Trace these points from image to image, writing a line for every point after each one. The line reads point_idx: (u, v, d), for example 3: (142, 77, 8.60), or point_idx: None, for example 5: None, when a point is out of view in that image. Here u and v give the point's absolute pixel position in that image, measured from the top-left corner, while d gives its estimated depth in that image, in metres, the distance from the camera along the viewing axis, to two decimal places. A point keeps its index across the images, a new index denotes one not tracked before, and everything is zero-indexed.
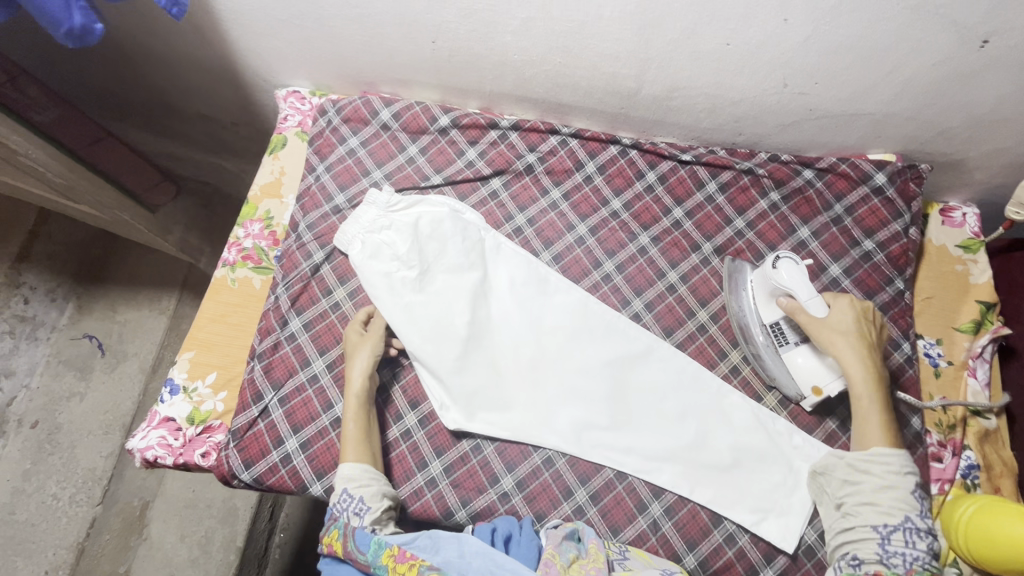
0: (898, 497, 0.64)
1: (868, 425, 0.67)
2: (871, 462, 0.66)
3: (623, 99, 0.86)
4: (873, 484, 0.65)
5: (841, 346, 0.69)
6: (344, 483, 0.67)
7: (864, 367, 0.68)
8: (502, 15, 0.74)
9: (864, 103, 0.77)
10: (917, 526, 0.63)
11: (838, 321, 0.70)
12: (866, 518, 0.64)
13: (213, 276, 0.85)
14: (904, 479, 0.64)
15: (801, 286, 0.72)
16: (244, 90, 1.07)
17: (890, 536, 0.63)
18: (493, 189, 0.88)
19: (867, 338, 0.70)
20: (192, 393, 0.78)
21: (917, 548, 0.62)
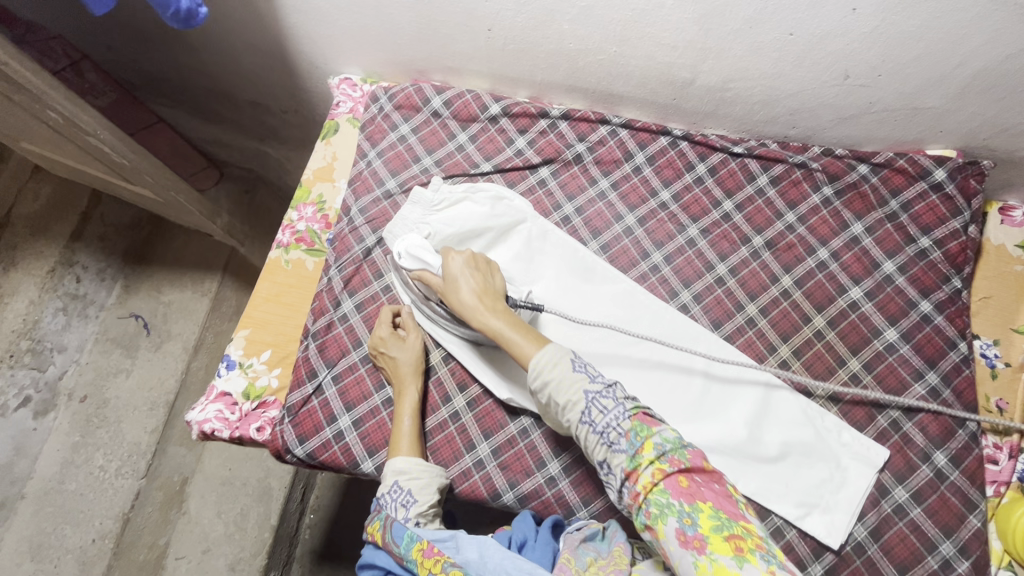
0: (570, 385, 0.60)
1: (514, 346, 0.64)
2: (538, 370, 0.61)
3: (676, 89, 0.85)
4: (553, 385, 0.61)
5: (459, 300, 0.69)
6: (395, 476, 0.69)
7: (491, 313, 0.68)
8: (561, 3, 0.74)
9: (928, 96, 0.76)
10: (597, 392, 0.59)
11: (450, 281, 0.71)
12: (574, 419, 0.60)
13: (268, 257, 0.88)
14: (564, 365, 0.61)
15: (431, 260, 0.74)
16: (294, 78, 1.09)
17: (591, 419, 0.59)
18: (542, 178, 0.89)
19: (483, 283, 0.70)
20: (247, 369, 0.81)
21: (609, 409, 0.58)
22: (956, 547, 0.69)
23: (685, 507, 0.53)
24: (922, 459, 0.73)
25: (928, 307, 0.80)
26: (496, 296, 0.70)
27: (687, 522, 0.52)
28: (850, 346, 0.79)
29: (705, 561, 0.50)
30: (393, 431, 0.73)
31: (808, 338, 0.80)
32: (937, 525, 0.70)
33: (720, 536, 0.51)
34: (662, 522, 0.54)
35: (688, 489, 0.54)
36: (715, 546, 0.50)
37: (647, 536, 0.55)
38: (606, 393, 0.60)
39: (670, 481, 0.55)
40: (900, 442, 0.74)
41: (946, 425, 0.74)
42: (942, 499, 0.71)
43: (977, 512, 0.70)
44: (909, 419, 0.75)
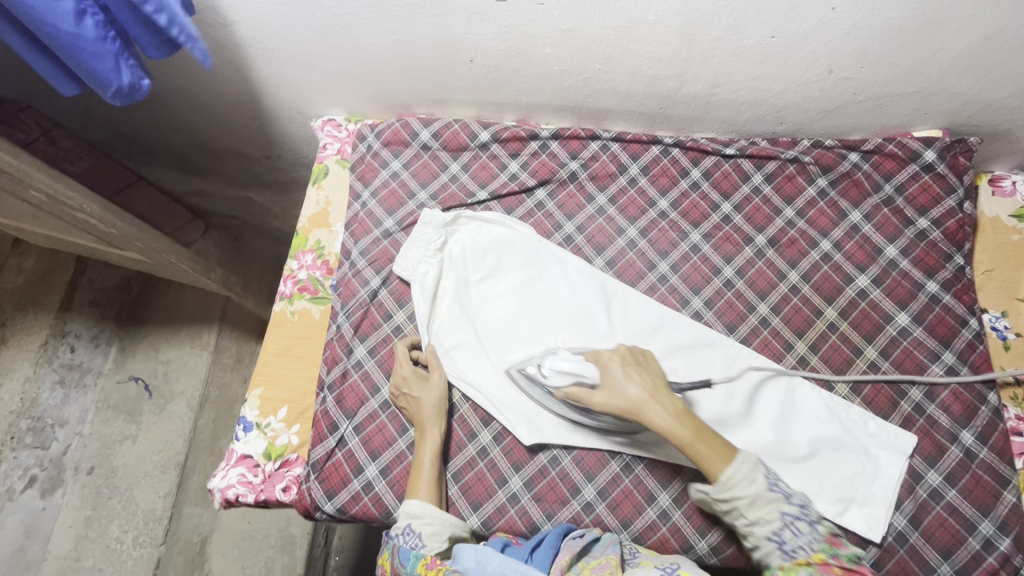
0: (766, 503, 0.62)
1: (702, 458, 0.63)
2: (728, 487, 0.62)
3: (663, 99, 0.86)
4: (745, 502, 0.62)
5: (624, 402, 0.66)
6: (409, 518, 0.68)
7: (669, 412, 0.65)
8: (543, 28, 0.74)
9: (911, 82, 0.77)
10: (794, 513, 0.61)
11: (611, 384, 0.68)
12: (762, 534, 0.61)
13: (273, 310, 0.86)
14: (760, 482, 0.62)
15: (581, 365, 0.70)
16: (275, 125, 1.08)
17: (784, 539, 0.60)
18: (539, 200, 0.89)
19: (646, 378, 0.68)
20: (266, 429, 0.79)
21: (804, 532, 0.60)
22: (995, 526, 0.69)
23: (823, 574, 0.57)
24: (950, 440, 0.73)
25: (935, 287, 0.81)
26: (670, 394, 0.67)
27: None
28: (864, 335, 0.80)
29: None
30: (412, 473, 0.72)
31: (822, 331, 0.80)
32: (973, 505, 0.70)
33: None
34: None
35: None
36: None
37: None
38: (801, 514, 0.61)
39: (824, 567, 0.58)
40: (927, 425, 0.74)
41: (968, 403, 0.75)
42: (975, 479, 0.71)
43: (1010, 486, 0.71)
44: (932, 401, 0.75)
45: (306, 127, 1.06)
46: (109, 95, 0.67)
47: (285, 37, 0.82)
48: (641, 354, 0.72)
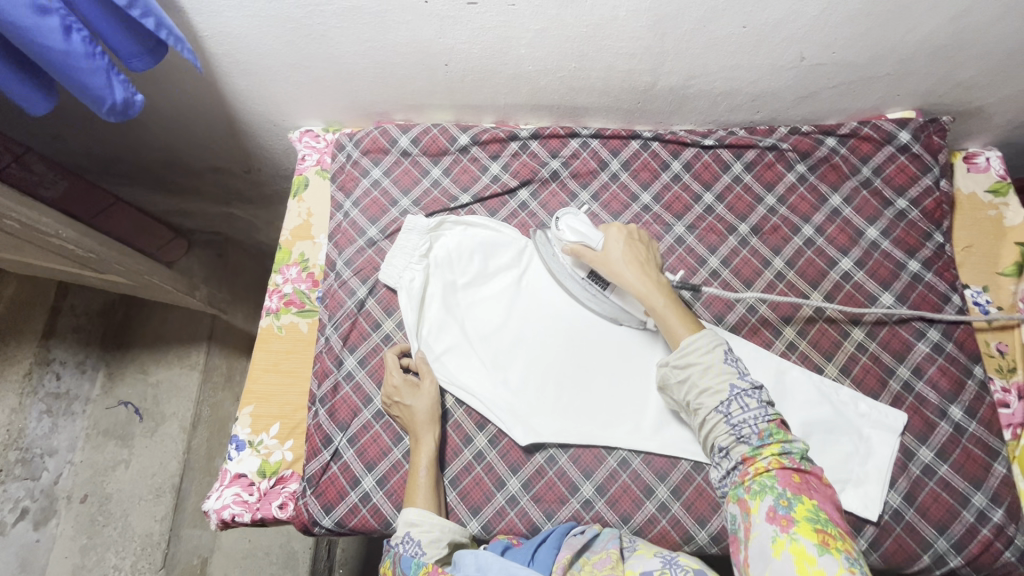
0: (719, 374, 0.64)
1: (669, 323, 0.68)
2: (686, 354, 0.66)
3: (640, 93, 0.86)
4: (698, 372, 0.65)
5: (616, 266, 0.72)
6: (407, 528, 0.66)
7: (652, 286, 0.71)
8: (516, 29, 0.74)
9: (882, 65, 0.78)
10: (744, 389, 0.62)
11: (609, 246, 0.73)
12: (710, 404, 0.63)
13: (259, 326, 0.85)
14: (717, 354, 0.64)
15: (591, 233, 0.74)
16: (253, 139, 1.07)
17: (729, 411, 0.62)
18: (522, 200, 0.89)
19: (639, 260, 0.72)
20: (259, 446, 0.78)
21: (752, 409, 0.61)
22: (988, 498, 0.70)
23: (789, 493, 0.56)
24: (940, 415, 0.74)
25: (917, 266, 0.82)
26: (656, 270, 0.72)
27: (783, 503, 0.55)
28: (850, 317, 0.80)
29: (786, 541, 0.53)
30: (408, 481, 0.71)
31: (809, 316, 0.81)
32: (966, 478, 0.71)
33: (812, 526, 0.53)
34: (759, 498, 0.57)
35: (799, 485, 0.57)
36: (802, 530, 0.53)
37: (735, 509, 0.59)
38: (751, 391, 0.62)
39: (784, 474, 0.58)
40: (916, 403, 0.75)
41: (956, 378, 0.76)
42: (966, 453, 0.72)
43: (1000, 458, 0.72)
44: (920, 378, 0.76)
45: (284, 139, 1.05)
46: (101, 112, 0.65)
47: (256, 50, 0.82)
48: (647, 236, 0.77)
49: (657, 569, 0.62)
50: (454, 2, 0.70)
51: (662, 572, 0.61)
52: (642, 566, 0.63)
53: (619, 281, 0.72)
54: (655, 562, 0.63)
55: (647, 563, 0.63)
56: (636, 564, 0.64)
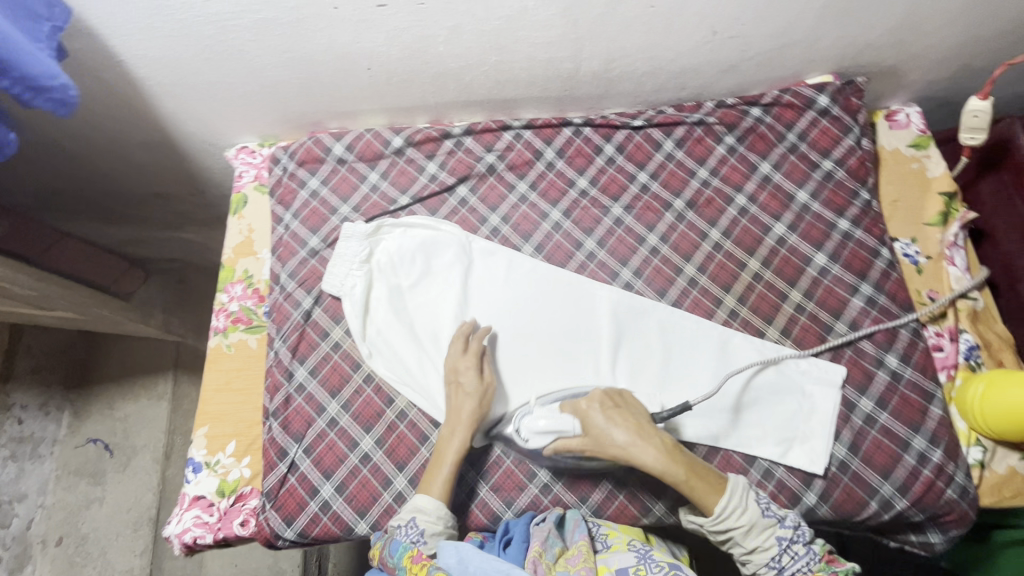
0: (762, 531, 0.64)
1: (699, 493, 0.65)
2: (724, 518, 0.64)
3: (565, 81, 0.87)
4: (741, 531, 0.64)
5: (618, 448, 0.67)
6: (412, 513, 0.68)
7: (665, 454, 0.65)
8: (430, 28, 0.75)
9: (792, 33, 0.80)
10: (790, 538, 0.64)
11: (592, 430, 0.68)
12: (760, 561, 0.64)
13: (208, 347, 0.85)
14: (753, 510, 0.65)
15: (561, 421, 0.70)
16: (191, 160, 1.06)
17: (783, 564, 0.64)
18: (462, 196, 0.89)
19: (632, 424, 0.68)
20: (216, 466, 0.78)
21: (801, 556, 0.64)
22: (927, 440, 0.73)
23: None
24: (877, 365, 0.77)
25: (847, 224, 0.84)
26: (657, 431, 0.68)
27: None
28: (787, 280, 0.82)
29: None
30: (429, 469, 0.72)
31: (748, 283, 0.83)
32: (905, 423, 0.74)
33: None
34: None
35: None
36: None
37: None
38: (797, 537, 0.64)
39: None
40: (854, 355, 0.78)
41: (889, 328, 0.78)
42: (903, 399, 0.75)
43: (935, 401, 0.75)
44: (856, 332, 0.79)
45: (223, 158, 1.05)
46: None
47: (176, 71, 0.81)
48: (618, 395, 0.72)
49: (633, 565, 0.65)
50: (364, 5, 0.70)
51: (638, 569, 0.65)
52: (618, 561, 0.67)
53: (624, 457, 0.67)
54: (631, 557, 0.67)
55: (623, 558, 0.67)
56: (612, 558, 0.67)
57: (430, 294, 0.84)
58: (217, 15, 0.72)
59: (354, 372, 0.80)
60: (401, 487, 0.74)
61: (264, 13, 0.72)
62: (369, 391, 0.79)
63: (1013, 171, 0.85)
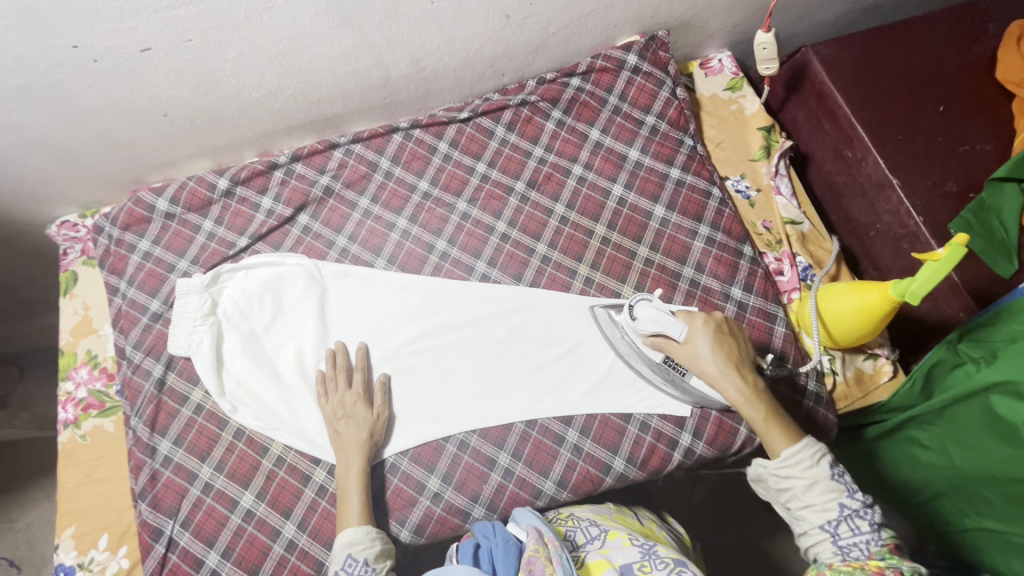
0: (826, 491, 0.60)
1: (769, 437, 0.64)
2: (788, 465, 0.61)
3: (380, 89, 0.86)
4: (802, 484, 0.61)
5: (708, 362, 0.69)
6: (346, 550, 0.65)
7: (750, 389, 0.67)
8: (211, 63, 0.72)
9: (581, 4, 0.82)
10: (854, 509, 0.59)
11: (695, 344, 0.70)
12: (814, 521, 0.60)
13: (59, 443, 0.79)
14: (823, 467, 0.61)
15: (670, 322, 0.71)
16: (16, 246, 0.97)
17: (839, 532, 0.58)
18: (304, 225, 0.86)
19: (732, 354, 0.69)
20: (90, 565, 0.73)
21: (864, 532, 0.58)
22: (777, 359, 0.78)
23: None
24: (725, 299, 0.81)
25: (678, 172, 0.88)
26: (753, 375, 0.68)
27: None
28: (633, 238, 0.85)
29: None
30: (339, 507, 0.70)
31: (597, 248, 0.85)
32: (756, 348, 0.79)
33: None
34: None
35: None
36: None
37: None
38: (862, 512, 0.58)
39: None
40: (704, 295, 0.81)
41: (730, 263, 0.83)
42: (752, 325, 0.80)
43: (779, 320, 0.80)
44: (702, 273, 0.82)
45: (46, 237, 0.97)
46: None
47: None
48: (733, 324, 0.73)
49: (636, 561, 0.62)
50: (126, 52, 0.67)
51: (642, 564, 0.61)
52: (621, 556, 0.64)
53: (707, 377, 0.69)
54: (634, 553, 0.63)
55: (626, 553, 0.63)
56: (614, 552, 0.64)
57: (291, 331, 0.81)
58: None
59: (221, 431, 0.76)
60: (290, 534, 0.72)
61: (18, 79, 0.66)
62: (241, 446, 0.76)
63: (815, 95, 0.91)
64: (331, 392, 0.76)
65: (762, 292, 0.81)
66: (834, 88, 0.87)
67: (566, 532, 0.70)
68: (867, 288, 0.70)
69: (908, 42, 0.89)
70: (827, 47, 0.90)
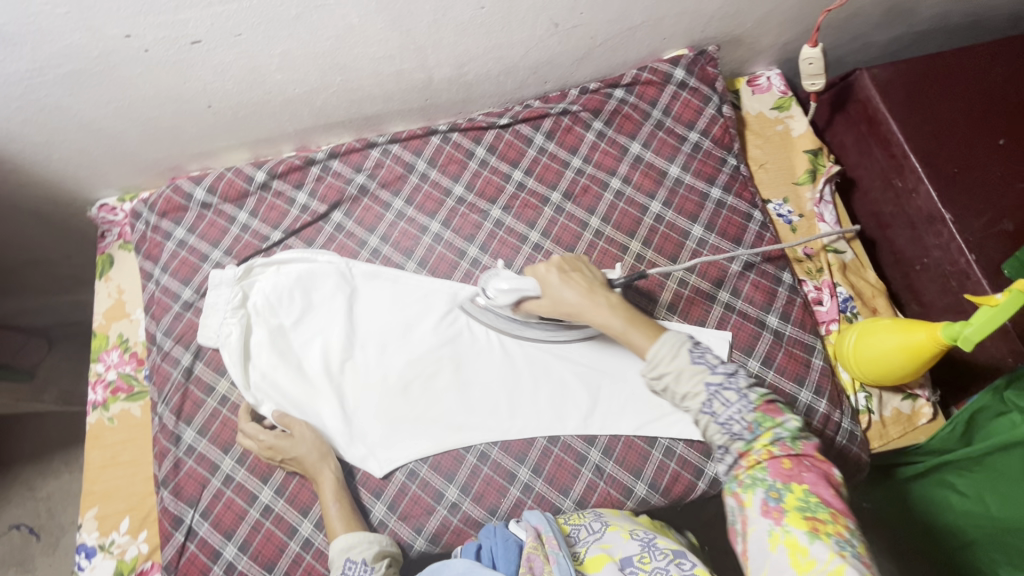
0: (693, 376, 0.58)
1: (631, 340, 0.63)
2: (655, 364, 0.60)
3: (421, 91, 0.85)
4: (672, 378, 0.59)
5: (568, 304, 0.68)
6: (344, 555, 0.65)
7: (606, 310, 0.66)
8: (258, 58, 0.72)
9: (632, 15, 0.80)
10: (720, 382, 0.57)
11: (551, 291, 0.70)
12: (695, 410, 0.58)
13: (87, 423, 0.80)
14: (683, 355, 0.59)
15: (523, 282, 0.73)
16: (55, 224, 0.98)
17: (714, 411, 0.56)
18: (337, 222, 0.86)
19: (581, 285, 0.69)
20: (111, 547, 0.75)
21: (733, 403, 0.56)
22: (812, 392, 0.76)
23: (778, 481, 0.53)
24: (761, 327, 0.79)
25: (719, 192, 0.85)
26: (606, 291, 0.68)
27: (773, 495, 0.53)
28: (668, 257, 0.83)
29: (781, 534, 0.50)
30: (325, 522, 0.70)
31: (631, 264, 0.83)
32: (791, 379, 0.77)
33: (802, 514, 0.51)
34: (751, 491, 0.54)
35: (790, 471, 0.54)
36: (792, 519, 0.51)
37: (731, 501, 0.56)
38: (728, 383, 0.57)
39: (775, 464, 0.54)
40: (739, 320, 0.79)
41: (768, 289, 0.81)
42: (788, 355, 0.77)
43: (816, 352, 0.78)
44: (738, 298, 0.80)
45: (85, 217, 0.98)
46: None
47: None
48: (578, 259, 0.72)
49: (636, 553, 0.61)
50: (176, 44, 0.67)
51: (642, 556, 0.60)
52: (621, 550, 0.62)
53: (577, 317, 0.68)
54: (634, 546, 0.62)
55: (626, 547, 0.62)
56: (614, 547, 0.63)
57: (317, 328, 0.81)
58: (20, 75, 0.67)
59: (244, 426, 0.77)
60: (307, 532, 0.72)
61: (71, 65, 0.67)
62: None
63: (866, 120, 0.88)
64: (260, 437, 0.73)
65: (800, 321, 0.79)
66: (887, 114, 0.84)
67: (571, 529, 0.68)
68: (913, 326, 0.68)
69: (969, 70, 0.85)
70: (883, 71, 0.87)
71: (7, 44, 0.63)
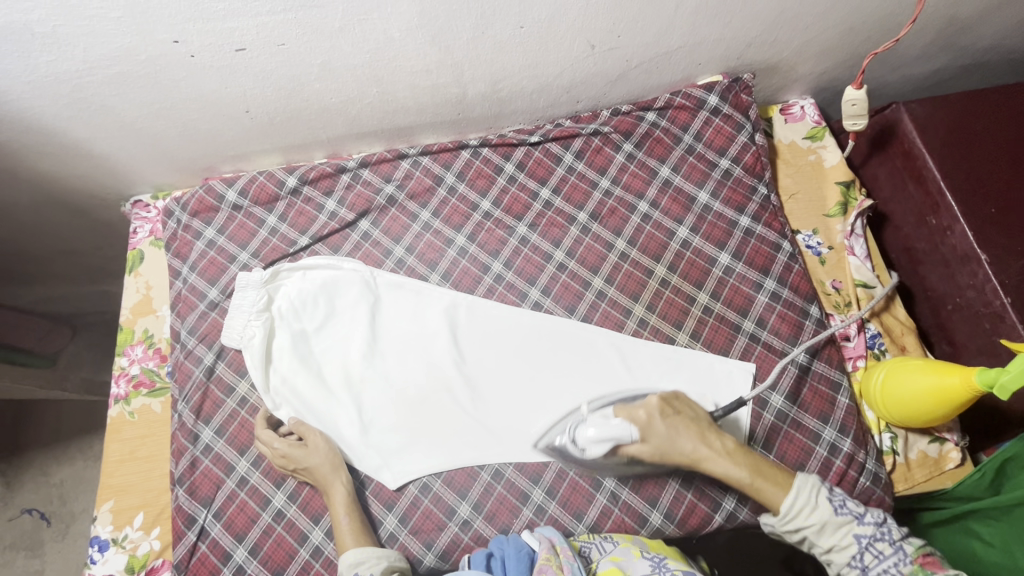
0: (837, 530, 0.62)
1: (764, 494, 0.65)
2: (791, 518, 0.64)
3: (454, 105, 0.86)
4: (813, 530, 0.63)
5: (679, 453, 0.68)
6: (353, 570, 0.64)
7: (727, 456, 0.67)
8: (299, 67, 0.73)
9: (670, 39, 0.80)
10: (871, 535, 0.60)
11: (653, 435, 0.69)
12: (841, 561, 0.62)
13: (109, 416, 0.81)
14: (824, 508, 0.63)
15: (616, 429, 0.69)
16: (88, 217, 1.01)
17: (866, 564, 0.60)
18: (364, 231, 0.87)
19: (694, 431, 0.69)
20: (123, 542, 0.75)
21: (887, 556, 0.59)
22: (836, 430, 0.75)
23: None
24: (785, 360, 0.78)
25: (748, 221, 0.85)
26: (719, 434, 0.69)
27: None
28: (694, 283, 0.82)
29: None
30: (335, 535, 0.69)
31: (656, 289, 0.82)
32: (815, 415, 0.75)
33: None
34: None
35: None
36: None
37: None
38: (880, 535, 0.60)
39: None
40: (764, 352, 0.78)
41: (794, 322, 0.79)
42: (812, 390, 0.76)
43: (842, 390, 0.76)
44: (763, 329, 0.79)
45: (118, 212, 1.00)
46: None
47: (42, 133, 0.77)
48: (676, 395, 0.72)
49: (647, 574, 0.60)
50: (221, 51, 0.68)
51: None
52: (632, 567, 0.61)
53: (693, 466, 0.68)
54: (645, 565, 0.61)
55: (636, 565, 0.61)
56: (625, 562, 0.62)
57: (339, 337, 0.81)
58: (69, 74, 0.69)
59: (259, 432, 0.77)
60: (317, 541, 0.72)
61: (119, 66, 0.69)
62: None
63: (902, 155, 0.87)
64: (285, 451, 0.72)
65: (826, 355, 0.78)
66: (925, 151, 0.83)
67: (581, 546, 0.68)
68: (946, 370, 0.66)
69: (1010, 108, 0.84)
70: (922, 106, 0.86)
71: (60, 44, 0.64)
